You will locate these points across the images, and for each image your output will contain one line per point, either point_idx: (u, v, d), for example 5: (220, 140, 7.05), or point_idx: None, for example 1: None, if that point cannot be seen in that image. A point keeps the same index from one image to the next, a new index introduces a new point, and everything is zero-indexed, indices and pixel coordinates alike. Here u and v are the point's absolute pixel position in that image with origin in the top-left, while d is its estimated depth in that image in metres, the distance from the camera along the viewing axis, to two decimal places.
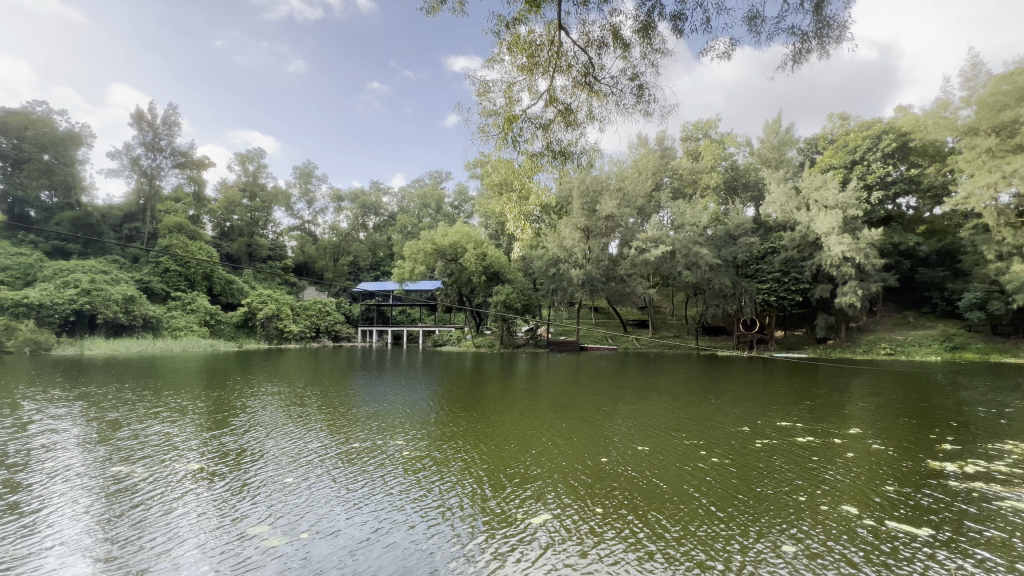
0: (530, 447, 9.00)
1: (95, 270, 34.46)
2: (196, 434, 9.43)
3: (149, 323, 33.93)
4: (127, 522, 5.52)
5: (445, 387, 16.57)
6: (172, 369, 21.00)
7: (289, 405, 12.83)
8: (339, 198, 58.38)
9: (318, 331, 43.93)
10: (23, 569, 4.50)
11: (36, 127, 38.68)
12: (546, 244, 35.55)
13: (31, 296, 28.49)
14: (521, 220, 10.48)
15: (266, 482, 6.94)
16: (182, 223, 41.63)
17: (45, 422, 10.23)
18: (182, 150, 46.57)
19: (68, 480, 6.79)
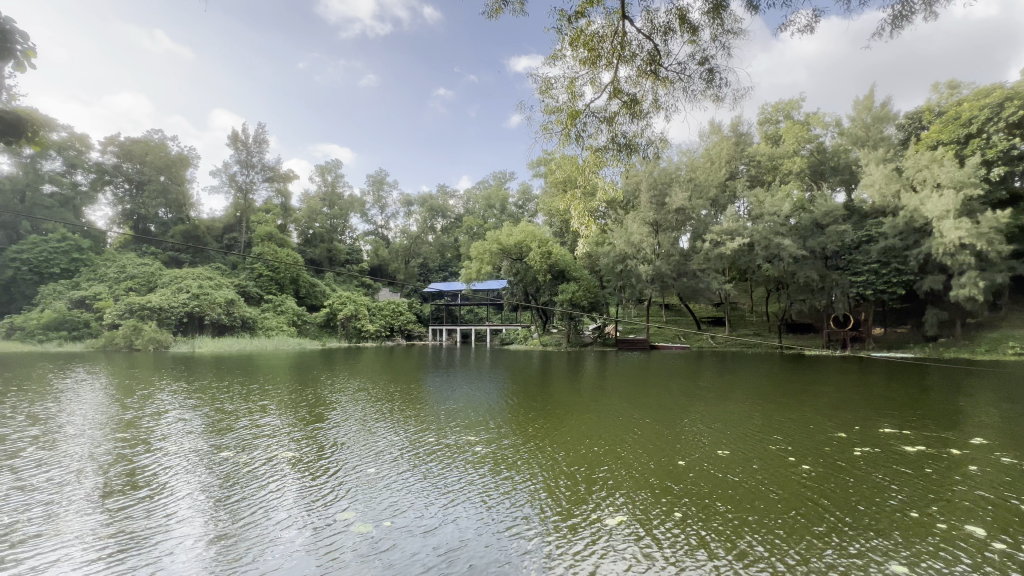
0: (603, 448, 8.90)
1: (203, 276, 38.76)
2: (291, 426, 10.32)
3: (246, 324, 37.57)
4: (238, 503, 6.19)
5: (515, 385, 16.79)
6: (267, 365, 23.10)
7: (372, 400, 13.66)
8: (409, 202, 60.88)
9: (392, 330, 46.25)
10: (162, 534, 5.28)
11: (155, 152, 44.17)
12: (613, 240, 34.73)
13: (153, 301, 32.59)
14: (587, 217, 10.35)
15: (354, 472, 7.47)
16: (272, 232, 45.59)
17: (170, 410, 11.70)
18: (271, 165, 51.02)
19: (190, 462, 7.76)
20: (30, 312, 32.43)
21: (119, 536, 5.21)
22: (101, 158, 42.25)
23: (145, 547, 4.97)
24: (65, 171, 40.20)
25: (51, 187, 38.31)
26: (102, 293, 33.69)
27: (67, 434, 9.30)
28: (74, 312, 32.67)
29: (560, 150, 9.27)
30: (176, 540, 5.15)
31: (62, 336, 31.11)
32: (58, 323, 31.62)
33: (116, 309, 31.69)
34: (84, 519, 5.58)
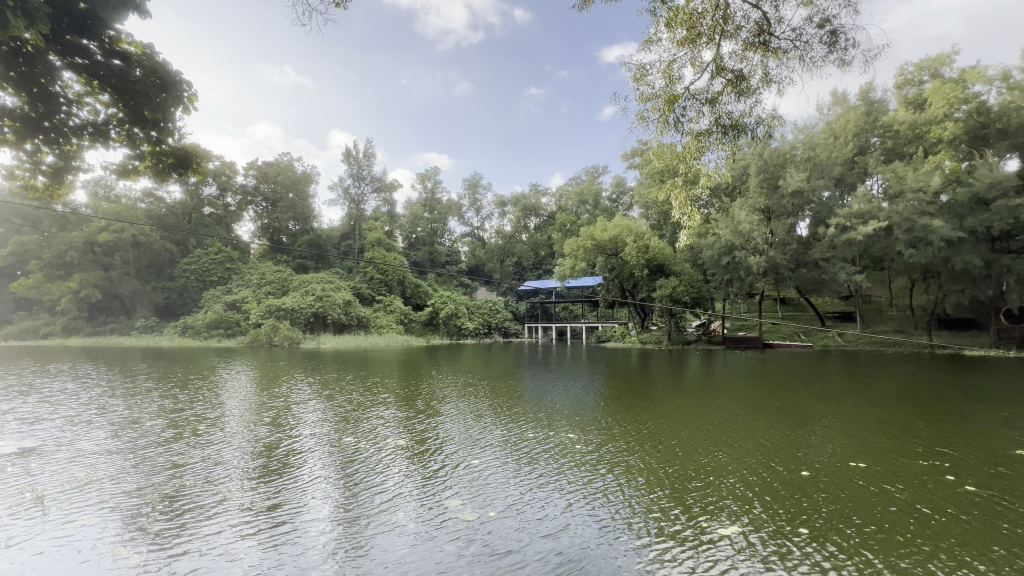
0: (710, 453, 8.46)
1: (325, 280, 43.46)
2: (401, 418, 11.23)
3: (361, 322, 41.47)
4: (360, 486, 6.93)
5: (610, 384, 16.44)
6: (380, 360, 25.24)
7: (470, 395, 14.36)
8: (503, 203, 62.27)
9: (490, 327, 47.86)
10: (303, 507, 6.14)
11: (284, 173, 50.54)
12: (718, 230, 32.37)
13: (286, 303, 37.31)
14: (689, 206, 9.76)
15: (460, 464, 7.96)
16: (381, 239, 49.65)
17: (301, 399, 13.32)
18: (378, 177, 55.58)
19: (319, 446, 8.87)
20: (198, 313, 39.12)
21: (272, 507, 6.11)
22: (245, 181, 49.32)
23: (292, 519, 5.79)
24: (219, 194, 47.65)
25: (209, 209, 45.77)
26: (248, 296, 39.39)
27: (227, 417, 11.07)
28: (228, 313, 38.67)
29: (657, 138, 8.87)
30: (315, 515, 5.92)
31: (221, 333, 37.12)
32: (217, 322, 37.70)
33: (259, 310, 36.86)
34: (245, 489, 6.69)
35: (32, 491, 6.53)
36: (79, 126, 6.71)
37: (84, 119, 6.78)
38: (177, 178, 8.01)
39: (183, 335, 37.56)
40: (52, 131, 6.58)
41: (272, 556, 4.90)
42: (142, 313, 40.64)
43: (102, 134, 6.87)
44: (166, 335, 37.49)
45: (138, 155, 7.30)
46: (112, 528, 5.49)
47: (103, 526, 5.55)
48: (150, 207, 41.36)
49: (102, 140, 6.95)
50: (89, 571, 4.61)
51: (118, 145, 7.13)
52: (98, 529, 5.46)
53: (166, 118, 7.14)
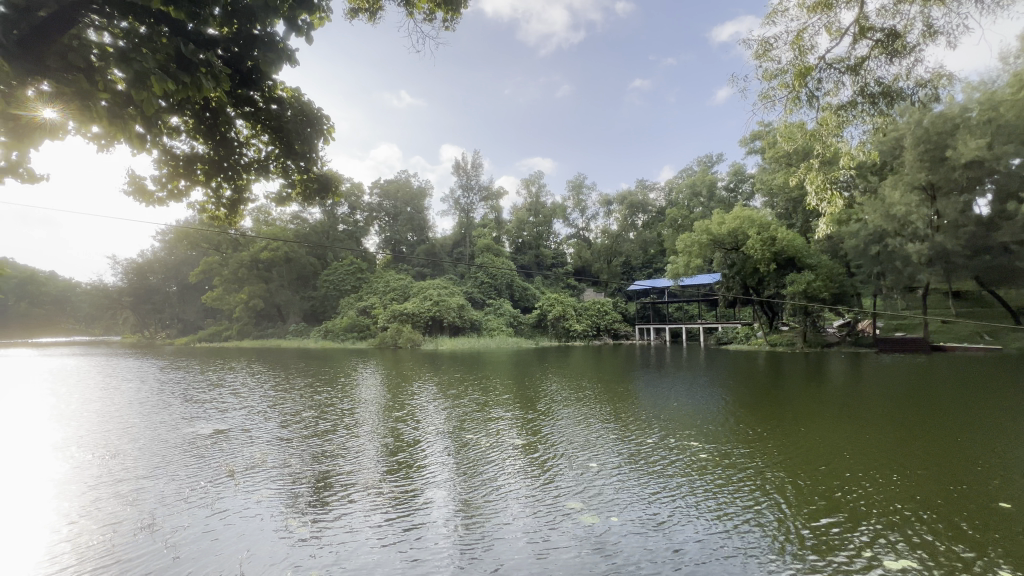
0: (861, 474, 7.44)
1: (441, 286, 46.40)
2: (514, 418, 11.59)
3: (474, 325, 43.55)
4: (479, 481, 7.38)
5: (731, 390, 15.24)
6: (493, 361, 26.27)
7: (578, 397, 14.35)
8: (608, 202, 60.97)
9: (599, 329, 47.12)
10: (432, 498, 6.73)
11: (403, 189, 55.20)
12: (864, 215, 28.13)
13: (408, 308, 40.63)
14: (828, 190, 8.62)
15: (575, 467, 7.99)
16: (490, 244, 51.75)
17: (421, 398, 14.45)
18: (485, 185, 58.01)
19: (438, 442, 9.56)
20: (337, 318, 44.49)
21: (405, 496, 6.78)
22: (371, 200, 54.97)
23: (423, 510, 6.32)
24: (350, 213, 53.77)
25: (343, 226, 51.74)
26: (376, 302, 43.69)
27: (361, 412, 12.41)
28: (360, 317, 43.40)
29: (785, 117, 8.04)
30: (442, 508, 6.40)
31: (355, 335, 42.02)
32: (352, 326, 42.66)
33: (386, 315, 40.75)
34: (381, 478, 7.51)
35: (225, 467, 8.04)
36: (247, 163, 8.05)
37: (251, 157, 8.14)
38: (321, 201, 9.18)
39: (326, 338, 43.13)
40: (229, 169, 7.95)
41: (410, 541, 5.40)
42: (294, 318, 47.33)
43: (265, 168, 8.17)
44: (313, 339, 43.41)
45: (291, 183, 8.52)
46: (280, 504, 6.48)
47: (277, 499, 6.64)
48: (298, 227, 48.14)
49: (263, 173, 8.25)
50: (267, 536, 5.55)
51: (275, 177, 8.42)
52: (273, 502, 6.54)
53: (311, 150, 8.18)
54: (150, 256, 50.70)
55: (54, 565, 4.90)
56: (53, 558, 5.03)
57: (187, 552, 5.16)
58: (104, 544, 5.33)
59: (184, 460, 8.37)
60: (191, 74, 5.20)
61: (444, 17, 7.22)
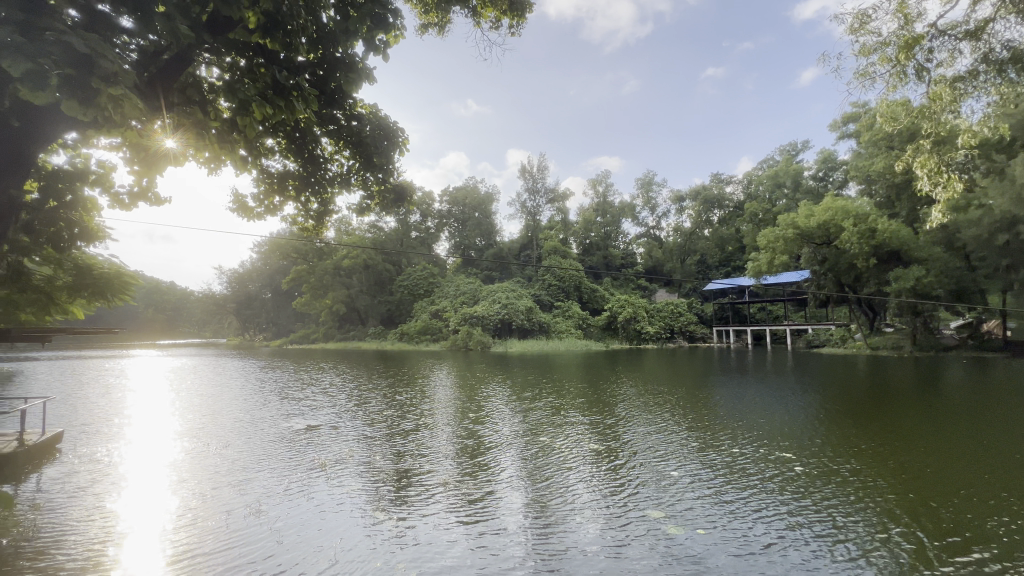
0: (995, 499, 6.56)
1: (509, 289, 46.95)
2: (585, 423, 11.49)
3: (543, 327, 43.65)
4: (553, 483, 7.47)
5: (825, 397, 14.02)
6: (563, 364, 26.15)
7: (652, 403, 13.94)
8: (680, 198, 58.40)
9: (673, 331, 45.26)
10: (509, 498, 6.91)
11: (471, 195, 56.72)
12: (986, 200, 24.58)
13: (478, 311, 41.62)
14: (944, 173, 7.69)
15: (651, 476, 7.78)
16: (557, 246, 51.54)
17: (492, 400, 14.76)
18: (551, 188, 58.00)
19: (510, 443, 9.77)
20: (411, 321, 46.64)
21: (483, 495, 7.02)
22: (441, 207, 57.03)
23: (498, 510, 6.45)
24: (422, 220, 56.16)
25: (415, 233, 54.15)
26: (447, 306, 45.16)
27: (436, 412, 12.95)
28: (433, 320, 45.17)
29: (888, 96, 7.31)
30: (515, 509, 6.51)
31: (428, 338, 43.81)
32: (426, 328, 44.56)
33: (457, 317, 42.05)
34: (458, 476, 7.84)
35: (317, 460, 8.74)
36: (331, 177, 8.68)
37: (335, 171, 8.76)
38: (397, 210, 9.67)
39: (402, 341, 45.37)
40: (315, 184, 8.62)
41: (487, 541, 5.55)
42: (373, 322, 50.26)
43: (347, 181, 8.78)
44: (390, 341, 45.91)
45: (370, 194, 9.08)
46: (367, 497, 6.95)
47: (363, 493, 7.12)
48: (375, 236, 51.11)
49: (346, 185, 8.84)
50: (359, 526, 6.00)
51: (356, 189, 9.00)
52: (360, 495, 7.03)
53: (388, 162, 8.65)
54: (249, 266, 56.30)
55: (182, 541, 5.62)
56: (182, 534, 5.77)
57: (289, 537, 5.69)
58: (221, 524, 6.03)
59: (283, 452, 9.21)
60: (284, 98, 5.70)
61: (512, 24, 7.32)
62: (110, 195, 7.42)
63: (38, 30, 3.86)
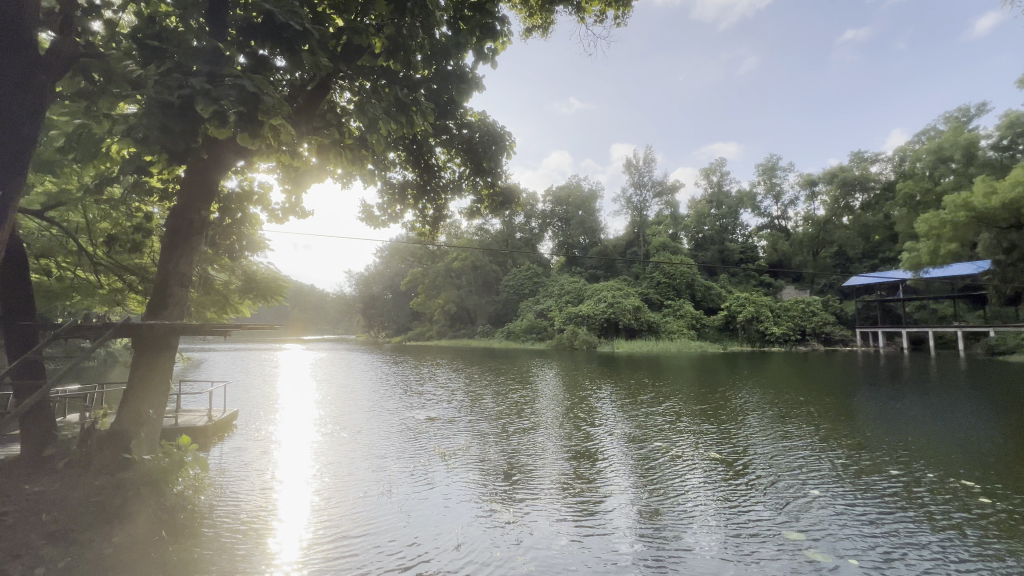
0: None
1: (615, 287, 45.77)
2: (701, 430, 10.84)
3: (651, 327, 41.83)
4: (666, 490, 7.25)
5: (1011, 415, 11.53)
6: (674, 366, 24.78)
7: (778, 412, 12.71)
8: (812, 182, 51.74)
9: (804, 332, 40.39)
10: (620, 500, 6.87)
11: (575, 193, 56.57)
12: None
13: (583, 310, 41.26)
14: None
15: (781, 495, 7.07)
16: (665, 242, 48.72)
17: (599, 401, 14.62)
18: (659, 180, 55.39)
19: (618, 446, 9.65)
20: (518, 320, 47.81)
21: (593, 494, 7.09)
22: (545, 207, 57.46)
23: (607, 514, 6.40)
24: (526, 221, 57.20)
25: (520, 234, 55.31)
26: (552, 305, 45.47)
27: (543, 410, 13.22)
28: (538, 319, 45.97)
29: None
30: (625, 514, 6.40)
31: (534, 337, 44.65)
32: (531, 327, 45.51)
33: (562, 316, 42.17)
34: (567, 473, 8.01)
35: (438, 450, 9.42)
36: (445, 183, 9.26)
37: (448, 178, 9.32)
38: (505, 212, 9.93)
39: (509, 339, 46.73)
40: (431, 191, 9.27)
41: (596, 545, 5.55)
42: (482, 320, 52.50)
43: (459, 187, 9.32)
44: (498, 339, 47.70)
45: (480, 198, 9.51)
46: (482, 487, 7.40)
47: (479, 485, 7.52)
48: (482, 238, 53.25)
49: (457, 191, 9.36)
50: (477, 514, 6.44)
51: (468, 194, 9.49)
52: (477, 486, 7.43)
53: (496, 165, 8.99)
54: (374, 270, 62.36)
55: (331, 511, 6.50)
56: (330, 507, 6.67)
57: (416, 518, 6.29)
58: (360, 502, 6.82)
59: (406, 441, 10.08)
60: (405, 113, 6.23)
61: (616, 14, 7.12)
62: (268, 211, 8.73)
63: (220, 78, 4.70)
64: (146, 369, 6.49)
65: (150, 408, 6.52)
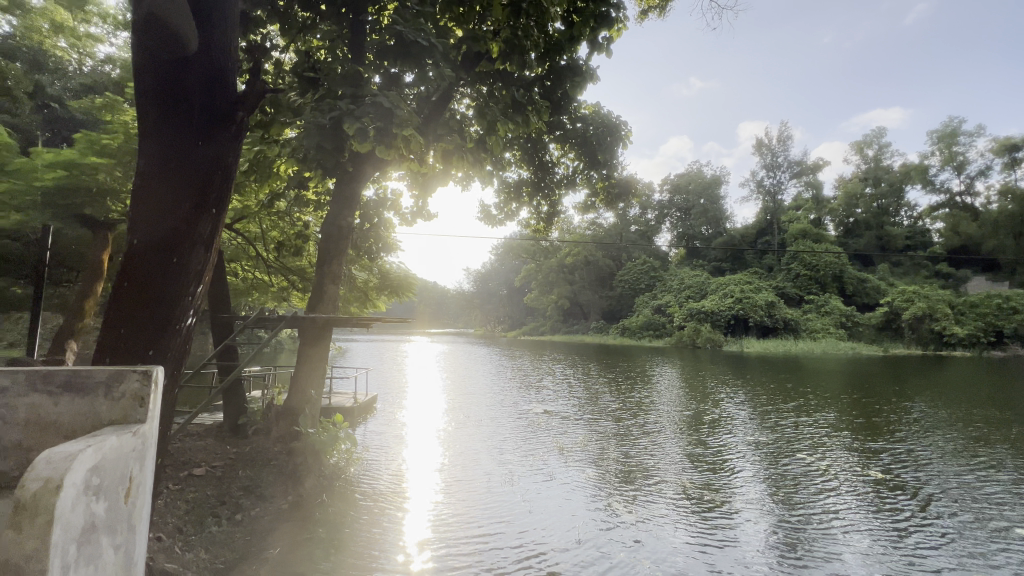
0: None
1: (743, 280, 41.76)
2: (850, 445, 9.53)
3: (789, 325, 37.42)
4: (804, 508, 6.59)
5: None
6: (818, 370, 21.87)
7: (960, 432, 10.54)
8: (1011, 147, 41.55)
9: (998, 334, 33.04)
10: (746, 512, 6.43)
11: (696, 180, 53.11)
12: None
13: (706, 306, 38.44)
14: None
15: (965, 535, 5.91)
16: (806, 228, 42.69)
17: (725, 405, 13.62)
18: (797, 160, 49.21)
19: (746, 454, 8.96)
20: (633, 316, 46.24)
21: (715, 502, 6.74)
22: (661, 197, 54.42)
23: (737, 527, 5.99)
24: (642, 213, 54.87)
25: (635, 226, 53.34)
26: (671, 300, 43.11)
27: (662, 411, 12.75)
28: (656, 315, 44.00)
29: None
30: (758, 530, 5.94)
31: (652, 334, 42.98)
32: (648, 324, 43.77)
33: (682, 312, 39.75)
34: (687, 478, 7.70)
35: (556, 443, 9.62)
36: (559, 179, 9.36)
37: (562, 173, 9.41)
38: (621, 204, 9.74)
39: (624, 335, 45.42)
40: (545, 187, 9.40)
41: (715, 556, 5.29)
42: (596, 316, 51.83)
43: (572, 180, 9.36)
44: (613, 335, 46.74)
45: (594, 192, 9.43)
46: (598, 483, 7.43)
47: (594, 480, 7.58)
48: (595, 232, 52.28)
49: (571, 185, 9.41)
50: (594, 510, 6.48)
51: (582, 188, 9.45)
52: (595, 482, 7.45)
53: (612, 157, 8.89)
54: (490, 266, 65.17)
55: (458, 494, 6.99)
56: (457, 489, 7.20)
57: (537, 508, 6.50)
58: (485, 487, 7.24)
59: (526, 432, 10.46)
60: (522, 113, 6.42)
61: None
62: (399, 215, 9.63)
63: (362, 98, 5.32)
64: (308, 355, 7.65)
65: (311, 389, 7.66)
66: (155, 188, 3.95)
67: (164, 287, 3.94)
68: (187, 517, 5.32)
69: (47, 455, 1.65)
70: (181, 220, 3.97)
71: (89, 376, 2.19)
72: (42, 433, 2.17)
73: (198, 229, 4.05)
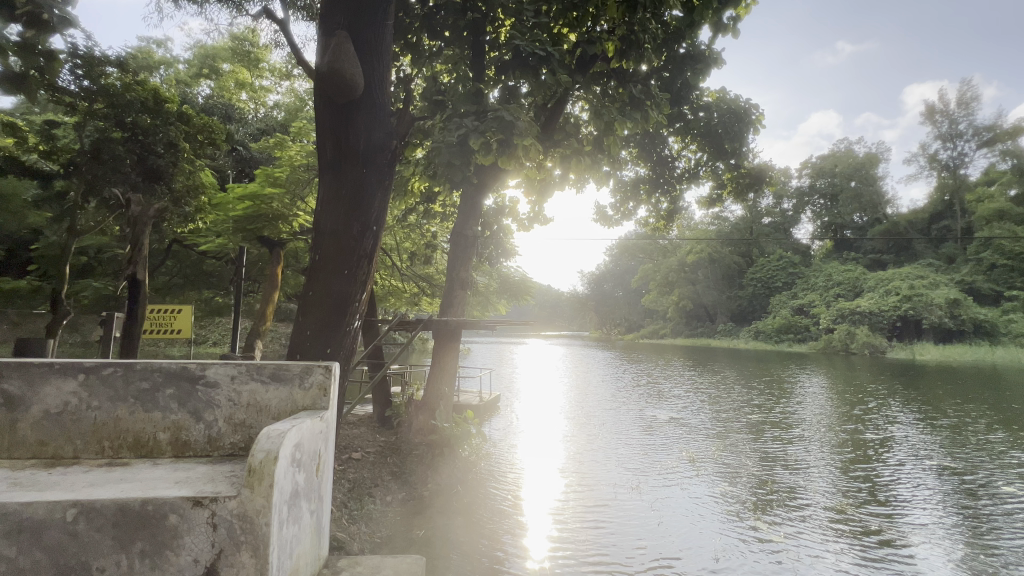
0: None
1: (912, 274, 35.17)
2: None
3: (981, 328, 31.30)
4: (1002, 557, 5.51)
5: None
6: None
7: None
8: None
9: None
10: (924, 553, 5.56)
11: (844, 162, 46.24)
12: None
13: (862, 305, 32.65)
14: None
15: None
16: (1003, 208, 34.36)
17: (889, 424, 11.74)
18: (986, 124, 40.05)
19: (921, 484, 7.68)
20: (768, 317, 41.64)
21: (879, 536, 5.95)
22: (800, 183, 48.07)
23: (912, 568, 5.21)
24: (776, 203, 49.11)
25: (768, 219, 47.99)
26: (815, 300, 37.95)
27: (808, 426, 11.45)
28: (797, 317, 39.04)
29: None
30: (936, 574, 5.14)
31: (792, 338, 38.39)
32: (788, 327, 39.01)
33: (829, 313, 34.45)
34: (842, 503, 6.88)
35: (683, 454, 9.21)
36: (680, 173, 8.87)
37: (683, 168, 8.91)
38: (752, 196, 8.93)
39: (758, 339, 41.21)
40: (664, 183, 8.97)
41: None
42: (723, 318, 47.84)
43: (695, 173, 8.79)
44: (744, 339, 42.67)
45: (720, 184, 8.78)
46: (733, 499, 6.97)
47: (728, 494, 7.17)
48: (719, 227, 48.32)
49: (694, 179, 8.85)
50: (730, 528, 6.11)
51: (706, 180, 8.86)
52: (729, 497, 7.02)
53: (741, 144, 8.22)
54: (604, 268, 63.84)
55: (582, 498, 7.11)
56: (581, 492, 7.33)
57: (668, 520, 6.29)
58: (609, 492, 7.26)
59: (650, 439, 10.20)
60: (640, 109, 6.36)
61: None
62: (517, 221, 9.95)
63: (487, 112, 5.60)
64: (441, 354, 8.33)
65: (445, 386, 8.28)
66: (329, 211, 4.62)
67: (335, 296, 4.60)
68: (350, 494, 6.05)
69: (266, 432, 2.00)
70: (349, 237, 4.60)
71: (287, 370, 2.61)
72: (253, 416, 2.54)
73: (362, 244, 4.66)
